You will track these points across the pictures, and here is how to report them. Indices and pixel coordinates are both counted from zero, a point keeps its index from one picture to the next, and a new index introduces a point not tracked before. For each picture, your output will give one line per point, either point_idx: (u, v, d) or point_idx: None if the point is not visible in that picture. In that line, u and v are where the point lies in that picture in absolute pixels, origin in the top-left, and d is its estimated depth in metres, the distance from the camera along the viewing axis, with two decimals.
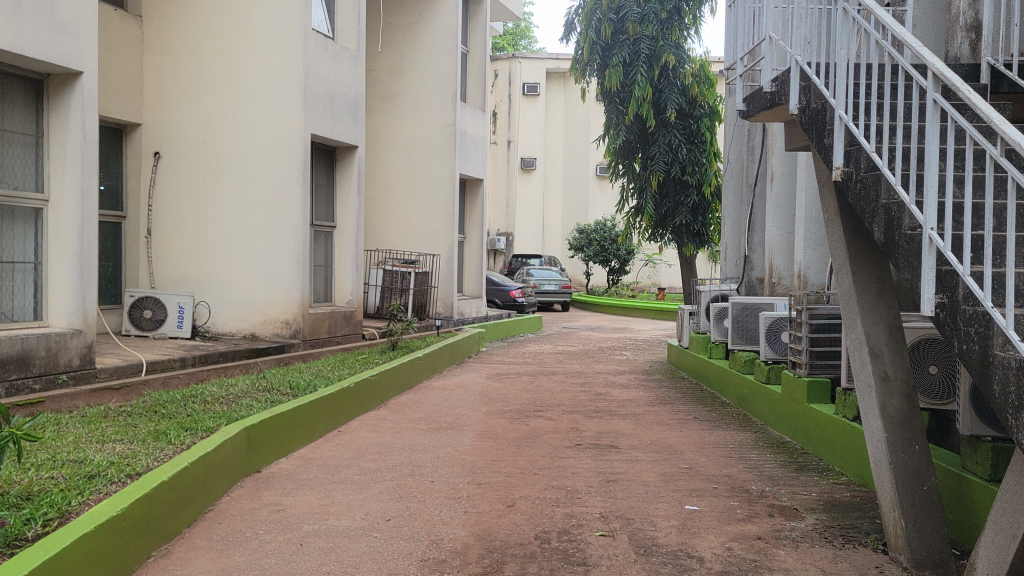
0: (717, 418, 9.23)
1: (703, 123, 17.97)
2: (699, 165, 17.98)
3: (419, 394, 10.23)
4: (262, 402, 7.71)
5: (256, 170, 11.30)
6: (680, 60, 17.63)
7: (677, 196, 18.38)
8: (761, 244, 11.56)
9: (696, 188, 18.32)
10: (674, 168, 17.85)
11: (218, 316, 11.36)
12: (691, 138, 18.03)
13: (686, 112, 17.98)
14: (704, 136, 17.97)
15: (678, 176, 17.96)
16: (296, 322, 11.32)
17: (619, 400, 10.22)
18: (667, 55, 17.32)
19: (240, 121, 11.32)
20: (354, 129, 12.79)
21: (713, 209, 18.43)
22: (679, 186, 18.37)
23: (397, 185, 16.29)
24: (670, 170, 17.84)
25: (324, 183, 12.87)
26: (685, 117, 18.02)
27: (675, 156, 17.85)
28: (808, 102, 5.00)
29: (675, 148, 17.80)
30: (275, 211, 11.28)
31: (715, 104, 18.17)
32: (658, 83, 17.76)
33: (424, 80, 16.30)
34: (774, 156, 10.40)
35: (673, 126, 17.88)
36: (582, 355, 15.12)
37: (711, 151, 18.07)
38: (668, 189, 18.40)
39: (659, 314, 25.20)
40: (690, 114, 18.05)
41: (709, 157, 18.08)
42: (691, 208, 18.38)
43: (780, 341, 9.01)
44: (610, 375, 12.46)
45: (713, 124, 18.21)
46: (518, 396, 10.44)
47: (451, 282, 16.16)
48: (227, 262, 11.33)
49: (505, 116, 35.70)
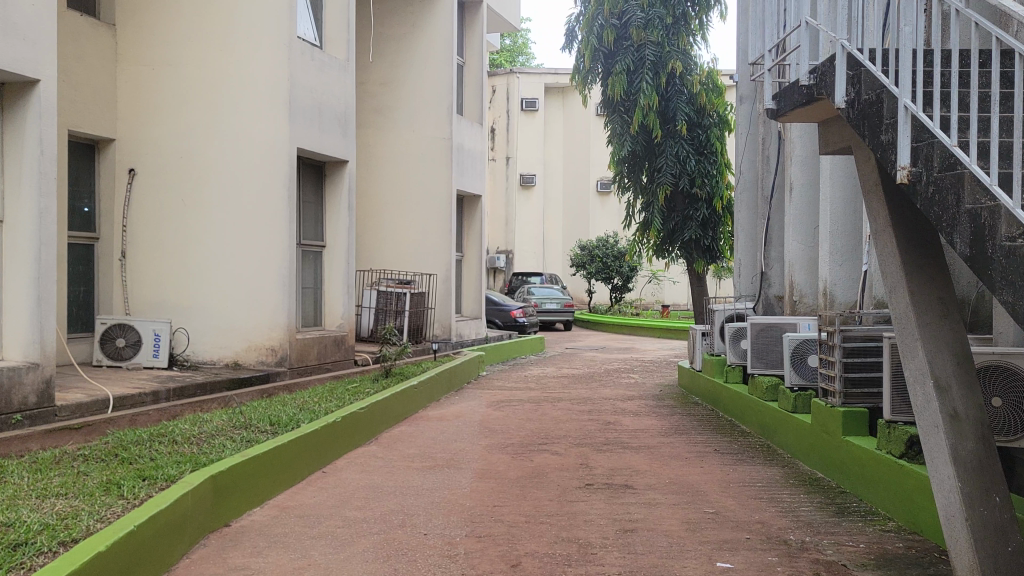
0: (739, 450, 8.45)
1: (712, 133, 17.30)
2: (708, 177, 17.29)
3: (414, 427, 9.44)
4: (236, 442, 6.93)
5: (239, 187, 10.58)
6: (687, 67, 16.97)
7: (686, 209, 17.61)
8: (779, 259, 10.82)
9: (706, 202, 17.61)
10: (683, 180, 17.10)
11: (199, 343, 10.61)
12: (699, 149, 17.34)
13: (694, 122, 17.26)
14: (713, 146, 17.31)
15: (686, 189, 17.22)
16: (282, 349, 10.56)
17: (631, 430, 9.43)
18: (674, 61, 16.68)
19: (221, 135, 10.60)
20: (344, 142, 12.07)
21: (724, 223, 17.70)
22: (688, 199, 17.65)
23: (392, 202, 15.58)
24: (678, 182, 17.08)
25: (313, 200, 12.14)
26: (694, 127, 17.32)
27: (684, 167, 17.10)
28: (858, 93, 4.28)
29: (683, 159, 17.06)
30: (260, 230, 10.55)
31: (724, 113, 17.53)
32: (665, 91, 17.07)
33: (418, 93, 15.62)
34: (793, 164, 9.67)
35: (682, 136, 17.15)
36: (587, 378, 14.33)
37: (721, 163, 17.42)
38: (676, 202, 17.65)
39: (665, 333, 24.43)
40: (699, 123, 17.32)
41: (719, 168, 17.43)
42: (701, 222, 17.66)
43: (806, 365, 8.27)
44: (619, 401, 11.66)
45: (722, 134, 17.55)
46: (521, 426, 9.65)
47: (448, 303, 15.40)
48: (208, 285, 10.59)
49: (503, 133, 35.08)
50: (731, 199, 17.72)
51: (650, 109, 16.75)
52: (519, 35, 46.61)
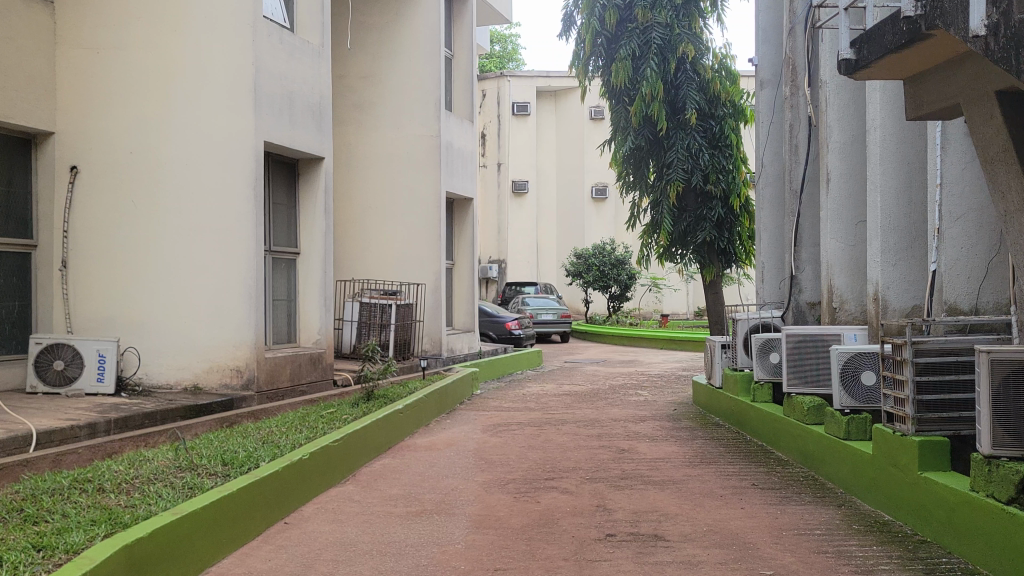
0: (781, 483, 7.19)
1: (726, 124, 16.09)
2: (723, 172, 16.02)
3: (399, 460, 8.13)
4: (177, 490, 5.60)
5: (197, 186, 9.29)
6: (698, 51, 15.80)
7: (699, 209, 16.32)
8: (811, 261, 9.58)
9: (721, 200, 16.31)
10: (695, 176, 15.82)
11: (152, 364, 9.27)
12: (713, 142, 16.09)
13: (706, 112, 16.03)
14: (727, 139, 16.09)
15: (699, 185, 15.97)
16: (248, 369, 9.28)
17: (650, 460, 8.14)
18: (684, 44, 15.54)
19: (176, 128, 9.31)
20: (319, 137, 10.79)
21: (740, 223, 16.41)
22: (700, 198, 16.35)
23: (375, 206, 14.30)
24: (690, 179, 15.81)
25: (284, 202, 10.85)
26: (706, 118, 16.10)
27: (696, 162, 15.85)
28: (1007, 14, 3.57)
29: (694, 153, 15.79)
30: (220, 235, 9.28)
31: (739, 102, 16.25)
32: (675, 78, 15.95)
33: (403, 86, 14.38)
34: (829, 152, 8.49)
35: (693, 128, 15.90)
36: (592, 396, 13.04)
37: (736, 157, 16.22)
38: (688, 201, 16.36)
39: (667, 344, 23.20)
40: (711, 114, 16.09)
41: (734, 162, 16.20)
42: (716, 222, 16.33)
43: (860, 384, 7.05)
44: (629, 423, 10.39)
45: (737, 124, 16.31)
46: (522, 456, 8.35)
47: (438, 315, 14.14)
48: (164, 298, 9.28)
49: (494, 138, 33.85)
50: (747, 198, 16.45)
51: (653, 98, 15.50)
52: (507, 40, 45.58)
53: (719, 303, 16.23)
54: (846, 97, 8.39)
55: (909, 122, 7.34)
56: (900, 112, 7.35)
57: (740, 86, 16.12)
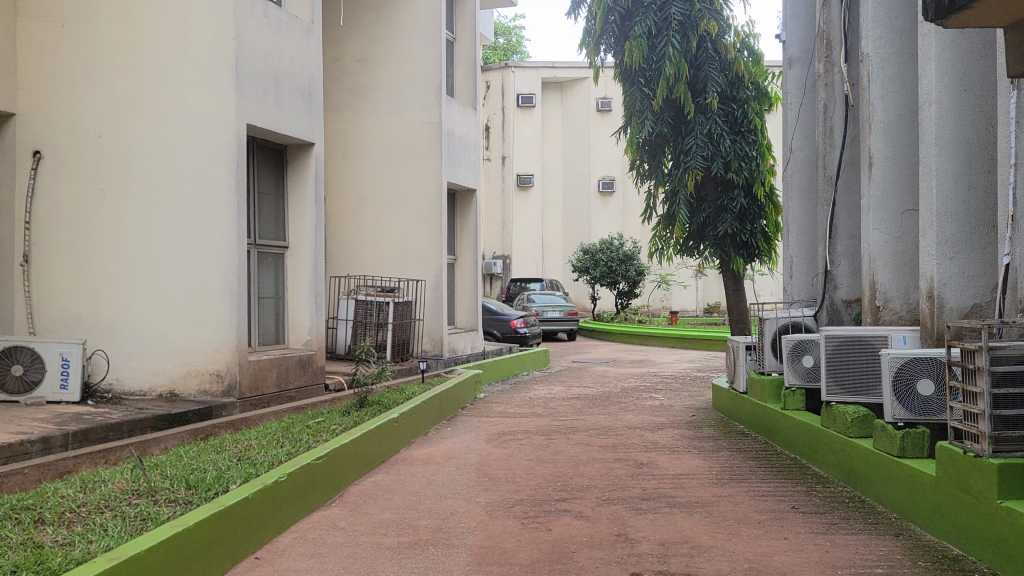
0: (825, 506, 6.33)
1: (749, 108, 15.14)
2: (746, 159, 15.06)
3: (393, 476, 7.29)
4: (127, 522, 4.77)
5: (172, 173, 8.45)
6: (720, 29, 14.83)
7: (719, 199, 15.37)
8: (847, 255, 8.70)
9: (744, 189, 15.37)
10: (715, 164, 14.86)
11: (124, 369, 8.44)
12: (734, 127, 15.15)
13: (728, 95, 15.11)
14: (750, 123, 15.15)
15: (719, 174, 15.02)
16: (230, 375, 8.44)
17: (673, 476, 7.28)
18: (705, 21, 14.57)
19: (149, 109, 8.48)
20: (309, 121, 9.94)
21: (765, 215, 15.47)
22: (721, 187, 15.39)
23: (372, 197, 13.44)
24: (710, 166, 14.83)
25: (271, 192, 10.01)
26: (728, 102, 15.16)
27: (716, 149, 14.89)
28: None
29: (714, 139, 14.85)
30: (199, 227, 8.44)
31: (762, 84, 15.38)
32: (695, 57, 14.91)
33: (400, 70, 13.54)
34: (872, 133, 7.62)
35: (714, 113, 14.94)
36: (603, 400, 12.21)
37: (761, 143, 15.23)
38: (708, 190, 15.43)
39: (678, 342, 22.37)
40: (733, 96, 15.17)
41: (759, 149, 15.24)
42: (738, 213, 15.39)
43: (914, 395, 6.19)
44: (646, 431, 9.54)
45: (760, 108, 15.37)
46: (529, 472, 7.50)
47: (439, 313, 13.31)
48: (135, 296, 8.45)
49: (498, 130, 32.99)
50: (771, 187, 15.45)
51: (677, 80, 14.56)
52: (511, 32, 44.63)
53: (739, 299, 15.29)
54: (891, 72, 7.57)
55: (969, 97, 6.51)
56: (959, 86, 6.51)
57: (764, 66, 15.22)
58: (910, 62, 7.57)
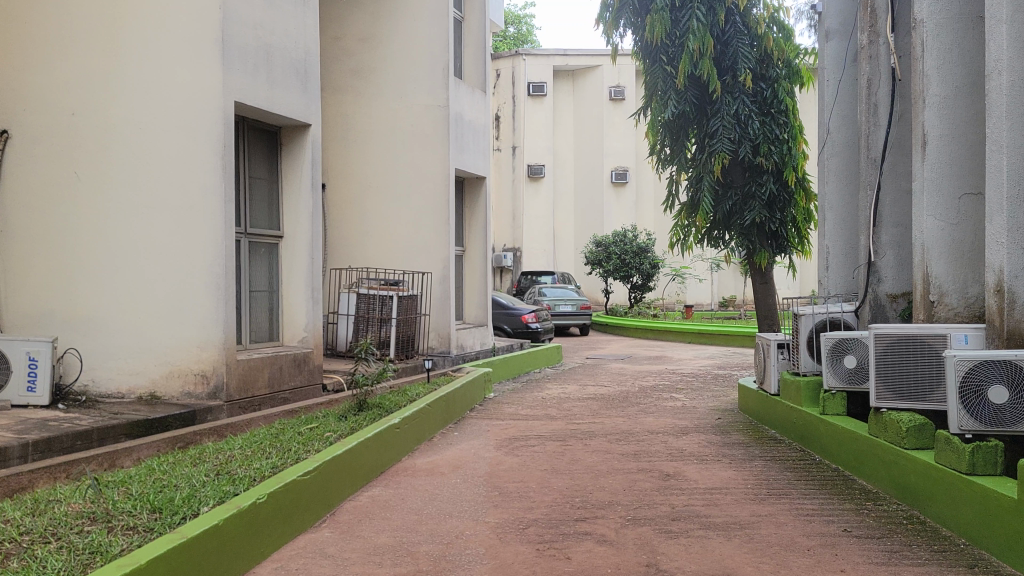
0: (881, 529, 5.56)
1: (780, 87, 14.09)
2: (776, 142, 13.90)
3: (393, 490, 6.55)
4: (71, 557, 4.04)
5: (151, 155, 7.73)
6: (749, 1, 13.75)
7: (747, 185, 14.25)
8: (892, 244, 7.90)
9: (773, 174, 14.18)
10: (743, 148, 13.80)
11: (101, 369, 7.77)
12: (763, 107, 14.06)
13: (758, 74, 14.00)
14: (781, 103, 14.05)
15: (748, 158, 13.88)
16: (216, 375, 7.70)
17: (704, 491, 6.51)
18: None
19: (127, 84, 7.77)
20: (304, 99, 9.17)
21: (795, 203, 14.26)
22: (749, 172, 14.25)
23: (375, 184, 12.69)
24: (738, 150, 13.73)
25: (265, 177, 9.24)
26: (757, 81, 14.07)
27: (743, 131, 13.82)
28: None
29: (742, 121, 13.78)
30: (181, 213, 7.72)
31: (795, 61, 14.28)
32: (723, 31, 13.83)
33: (404, 50, 12.81)
34: (927, 107, 6.81)
35: (743, 91, 13.90)
36: (620, 400, 11.44)
37: (793, 125, 14.18)
38: (734, 176, 14.37)
39: (696, 338, 21.59)
40: (762, 75, 14.08)
41: (790, 131, 14.13)
42: (767, 200, 14.21)
43: (986, 403, 5.40)
44: (669, 437, 8.78)
45: (792, 87, 14.28)
46: (543, 485, 6.75)
47: (446, 307, 12.57)
48: (111, 289, 7.77)
49: (509, 120, 32.26)
50: (804, 172, 14.31)
51: (702, 55, 13.39)
52: (521, 21, 43.67)
53: (768, 295, 14.34)
54: (948, 40, 6.77)
55: None
56: None
57: (796, 42, 14.17)
58: (971, 27, 6.77)
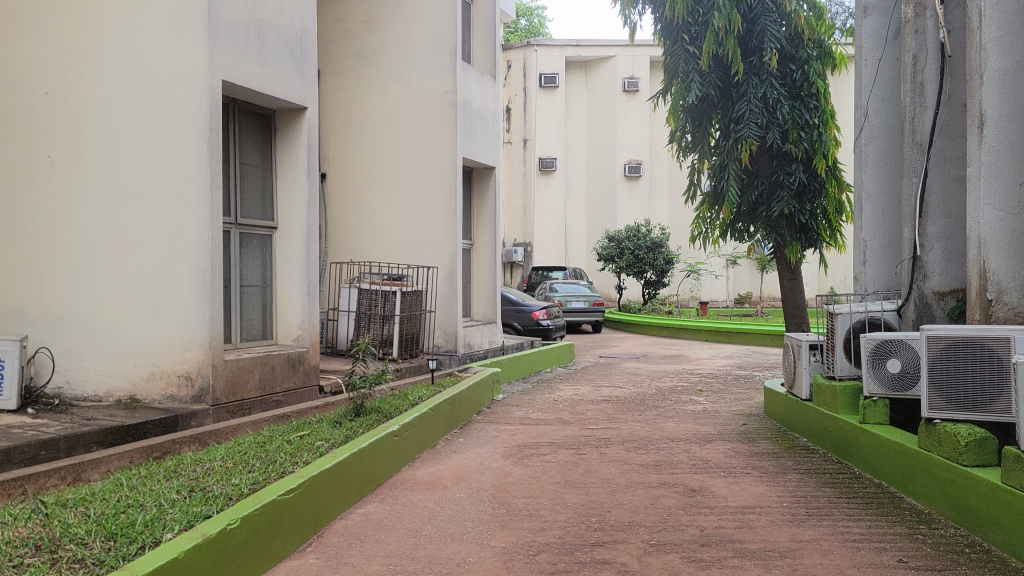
0: (941, 559, 4.89)
1: (811, 69, 13.32)
2: (807, 128, 13.18)
3: (389, 508, 5.91)
4: None
5: (131, 138, 7.11)
6: None
7: (774, 174, 13.54)
8: (940, 236, 7.18)
9: (803, 163, 13.46)
10: (771, 133, 12.99)
11: (75, 370, 7.16)
12: (793, 90, 13.33)
13: (787, 54, 13.26)
14: (812, 86, 13.29)
15: (777, 144, 13.14)
16: (201, 378, 7.07)
17: (734, 511, 5.85)
18: None
19: (105, 61, 7.15)
20: (300, 80, 8.52)
21: (827, 192, 13.55)
22: (777, 160, 13.53)
23: (379, 173, 12.05)
24: (766, 136, 13.00)
25: (258, 164, 8.59)
26: (786, 62, 13.32)
27: (772, 116, 13.03)
28: None
29: (770, 105, 13.01)
30: (164, 202, 7.09)
31: (827, 41, 13.48)
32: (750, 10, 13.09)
33: (410, 32, 12.16)
34: (984, 84, 6.11)
35: (771, 73, 13.16)
36: (637, 403, 10.77)
37: (824, 109, 13.40)
38: (761, 163, 13.57)
39: (712, 336, 20.91)
40: (792, 56, 13.34)
41: (821, 116, 13.37)
42: (797, 190, 13.49)
43: None
44: (692, 445, 8.11)
45: (823, 69, 13.52)
46: (556, 501, 6.10)
47: (453, 303, 11.93)
48: (87, 283, 7.17)
49: (520, 113, 31.64)
50: (836, 160, 13.57)
51: (728, 35, 12.67)
52: (532, 14, 43.04)
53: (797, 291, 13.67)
54: (1009, 9, 6.06)
55: None
56: None
57: (829, 21, 13.31)
58: None
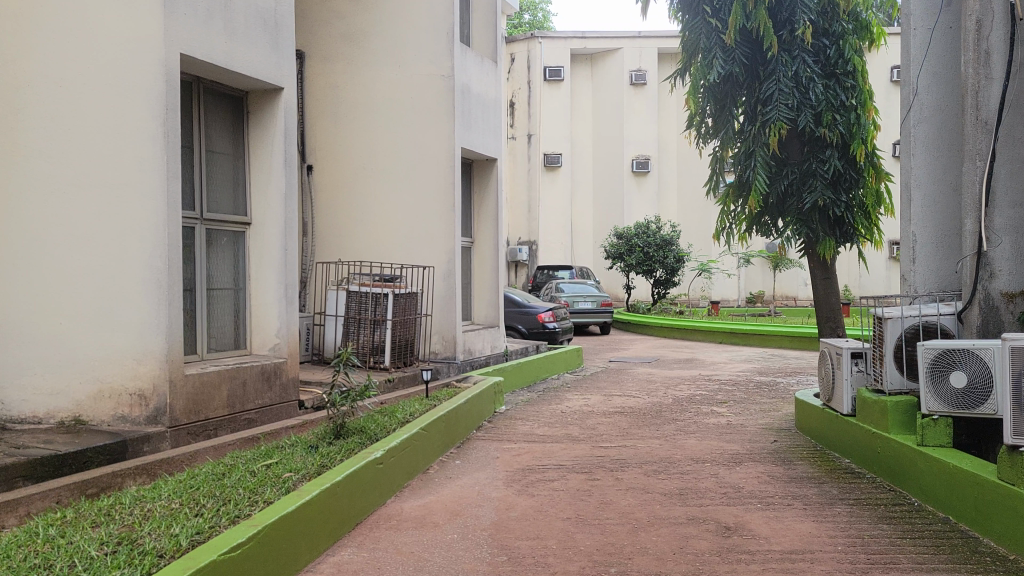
0: None
1: (846, 44, 12.27)
2: (841, 110, 12.21)
3: (368, 555, 4.94)
4: None
5: (75, 119, 6.17)
6: None
7: (804, 163, 12.59)
8: (1009, 229, 6.18)
9: (836, 149, 12.49)
10: (803, 117, 12.08)
11: (12, 388, 6.24)
12: (825, 69, 12.36)
13: (819, 28, 12.27)
14: (848, 63, 12.29)
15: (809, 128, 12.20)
16: (156, 397, 6.13)
17: (781, 558, 4.86)
18: None
19: (44, 31, 6.21)
20: (274, 57, 7.56)
21: (860, 182, 12.56)
22: (808, 146, 12.58)
23: (371, 165, 11.10)
24: (796, 120, 12.06)
25: (228, 152, 7.64)
26: (819, 37, 12.35)
27: (804, 97, 12.09)
28: None
29: (802, 85, 12.07)
30: (113, 193, 6.14)
31: (862, 14, 12.48)
32: None
33: (405, 10, 11.19)
34: None
35: (803, 49, 12.19)
36: (653, 415, 9.80)
37: (863, 89, 12.32)
38: (790, 151, 12.65)
39: (727, 337, 19.94)
40: (826, 30, 12.35)
41: (858, 98, 12.31)
42: (831, 179, 12.51)
43: None
44: (719, 468, 7.13)
45: (860, 44, 12.50)
46: (566, 544, 5.13)
47: (452, 306, 10.99)
48: (25, 286, 6.22)
49: (524, 106, 30.60)
50: (874, 147, 12.56)
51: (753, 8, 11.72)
52: (537, 8, 42.12)
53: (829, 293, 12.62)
54: None
55: None
56: None
57: None
58: None
